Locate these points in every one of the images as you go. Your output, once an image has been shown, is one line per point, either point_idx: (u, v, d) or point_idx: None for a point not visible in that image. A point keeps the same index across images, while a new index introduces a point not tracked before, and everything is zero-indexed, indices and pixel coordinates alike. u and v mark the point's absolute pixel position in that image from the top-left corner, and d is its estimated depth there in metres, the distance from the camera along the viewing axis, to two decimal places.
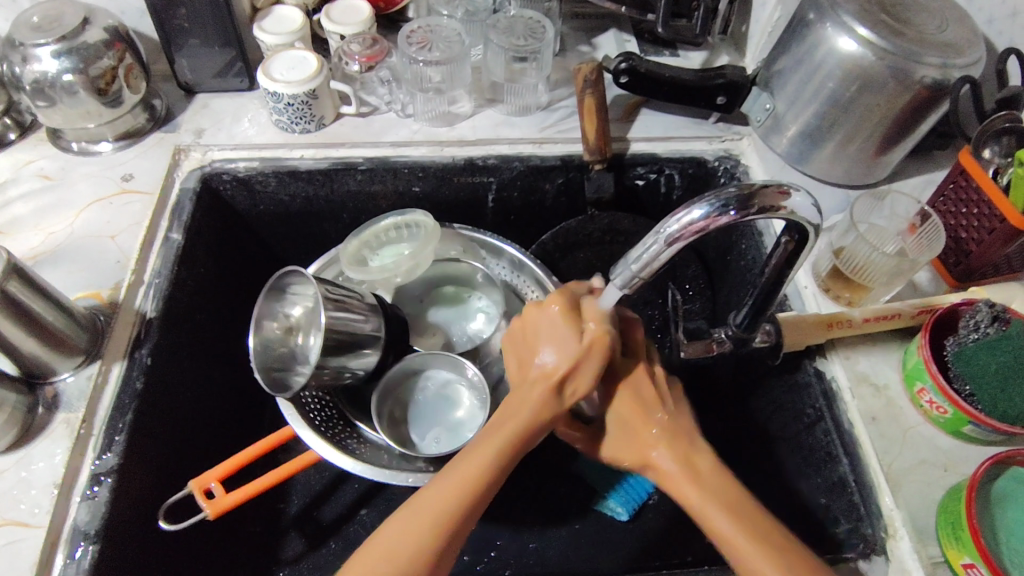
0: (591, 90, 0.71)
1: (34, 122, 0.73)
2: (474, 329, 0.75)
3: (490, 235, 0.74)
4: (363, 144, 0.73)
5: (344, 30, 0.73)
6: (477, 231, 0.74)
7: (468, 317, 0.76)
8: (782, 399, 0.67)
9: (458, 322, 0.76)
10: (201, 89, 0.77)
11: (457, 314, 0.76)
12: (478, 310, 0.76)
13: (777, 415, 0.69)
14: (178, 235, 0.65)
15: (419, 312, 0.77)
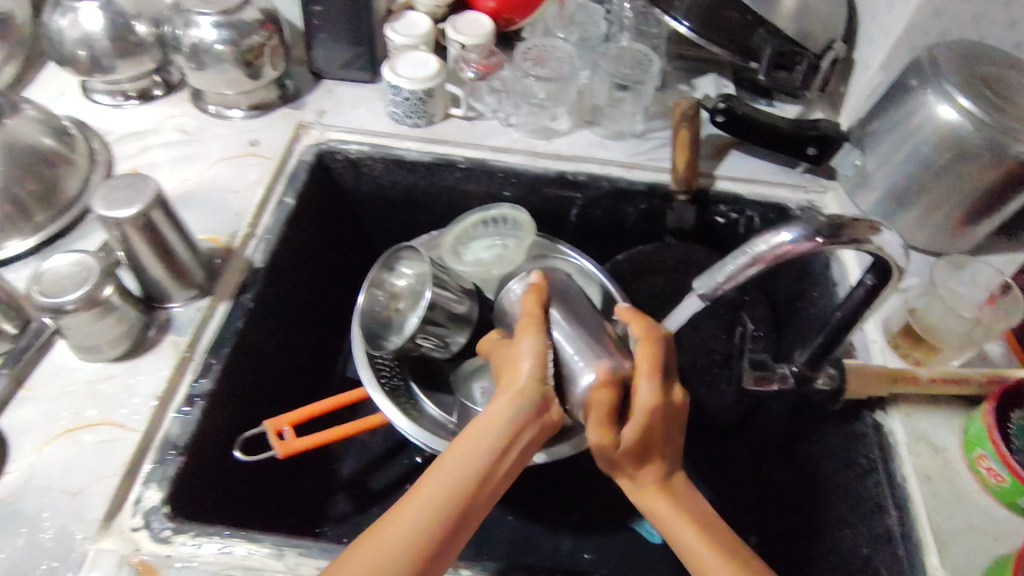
0: (687, 124, 0.75)
1: (180, 83, 0.82)
2: None
3: (567, 247, 0.77)
4: (465, 144, 0.79)
5: (466, 40, 0.79)
6: (554, 242, 0.77)
7: None
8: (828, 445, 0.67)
9: None
10: (328, 76, 0.84)
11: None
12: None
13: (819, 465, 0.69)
14: (291, 200, 0.72)
15: None
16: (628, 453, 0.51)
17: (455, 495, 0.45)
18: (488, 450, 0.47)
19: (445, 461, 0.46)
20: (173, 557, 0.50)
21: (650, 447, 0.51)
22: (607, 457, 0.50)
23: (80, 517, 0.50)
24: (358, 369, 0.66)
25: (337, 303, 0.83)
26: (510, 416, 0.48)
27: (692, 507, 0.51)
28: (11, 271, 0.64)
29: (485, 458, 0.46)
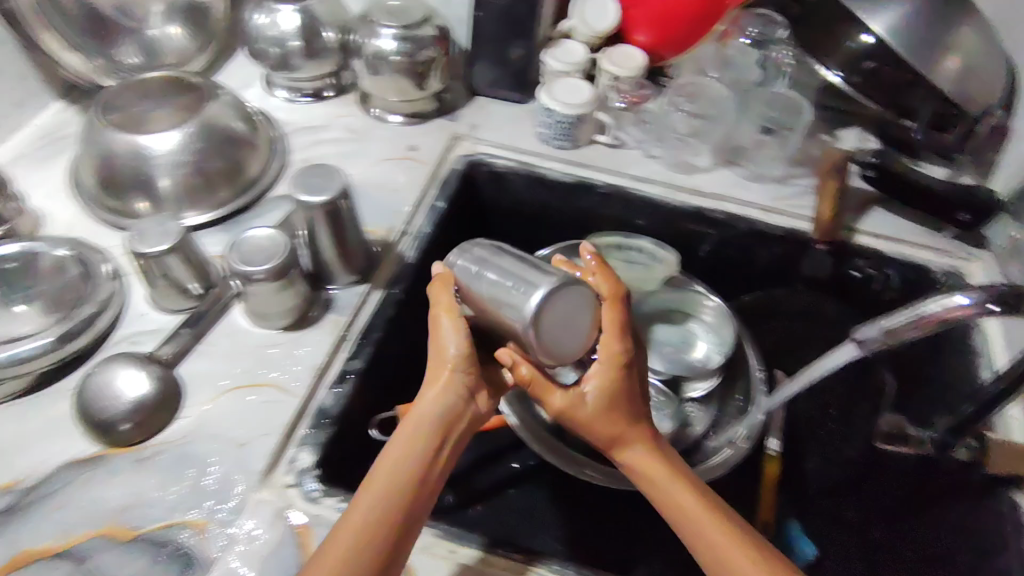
0: (838, 176, 0.74)
1: (349, 86, 0.89)
2: (698, 352, 0.77)
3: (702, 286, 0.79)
4: (607, 171, 0.82)
5: (619, 71, 0.81)
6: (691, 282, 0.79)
7: (689, 341, 0.78)
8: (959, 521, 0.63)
9: (682, 343, 0.79)
10: (482, 93, 0.89)
11: (679, 335, 0.79)
12: (700, 337, 0.78)
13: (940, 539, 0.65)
14: (442, 205, 0.77)
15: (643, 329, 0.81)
16: (598, 412, 0.51)
17: (395, 496, 0.46)
18: (423, 451, 0.48)
19: (382, 468, 0.47)
20: (320, 519, 0.53)
21: (620, 407, 0.52)
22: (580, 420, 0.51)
23: (243, 467, 0.55)
24: None
25: None
26: (438, 410, 0.50)
27: (671, 462, 0.52)
28: (205, 238, 0.72)
29: (416, 456, 0.48)
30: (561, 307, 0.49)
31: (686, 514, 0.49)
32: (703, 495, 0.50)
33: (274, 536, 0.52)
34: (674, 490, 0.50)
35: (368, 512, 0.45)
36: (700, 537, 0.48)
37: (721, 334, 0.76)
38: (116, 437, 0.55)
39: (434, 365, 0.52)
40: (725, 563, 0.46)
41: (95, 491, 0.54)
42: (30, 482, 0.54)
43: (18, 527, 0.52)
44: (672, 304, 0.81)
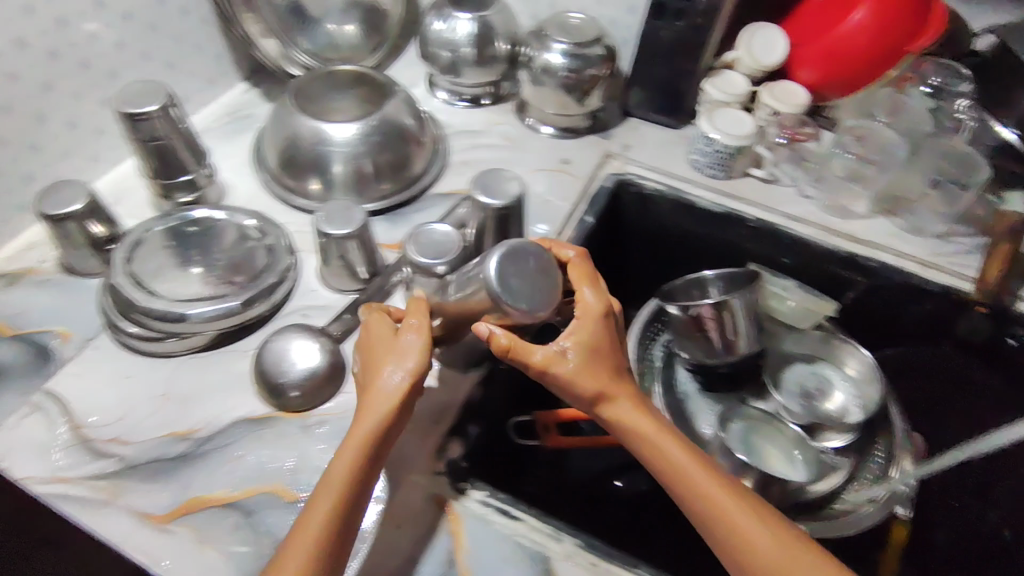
0: (1011, 240, 0.72)
1: (507, 95, 0.92)
2: (835, 402, 0.76)
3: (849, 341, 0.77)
4: (758, 205, 0.81)
5: (781, 107, 0.81)
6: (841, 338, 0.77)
7: (826, 389, 0.77)
8: None
9: (817, 390, 0.77)
10: (636, 115, 0.91)
11: (812, 377, 0.78)
12: (836, 385, 0.77)
13: None
14: (591, 220, 0.78)
15: (777, 370, 0.79)
16: (583, 362, 0.53)
17: (327, 520, 0.46)
18: (373, 450, 0.50)
19: (318, 493, 0.47)
20: (470, 510, 0.56)
21: (607, 362, 0.54)
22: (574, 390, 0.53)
23: (400, 449, 0.58)
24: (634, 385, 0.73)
25: None
26: (374, 423, 0.50)
27: (663, 424, 0.54)
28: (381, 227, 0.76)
29: (348, 475, 0.48)
30: (524, 268, 0.50)
31: (695, 485, 0.50)
32: (710, 466, 0.52)
33: (428, 519, 0.55)
34: (678, 457, 0.52)
35: (325, 507, 0.46)
36: (716, 509, 0.49)
37: (862, 393, 0.75)
38: (286, 402, 0.59)
39: (378, 360, 0.53)
40: (736, 528, 0.48)
41: (264, 449, 0.57)
42: (208, 432, 0.58)
43: (196, 472, 0.56)
44: (813, 356, 0.79)
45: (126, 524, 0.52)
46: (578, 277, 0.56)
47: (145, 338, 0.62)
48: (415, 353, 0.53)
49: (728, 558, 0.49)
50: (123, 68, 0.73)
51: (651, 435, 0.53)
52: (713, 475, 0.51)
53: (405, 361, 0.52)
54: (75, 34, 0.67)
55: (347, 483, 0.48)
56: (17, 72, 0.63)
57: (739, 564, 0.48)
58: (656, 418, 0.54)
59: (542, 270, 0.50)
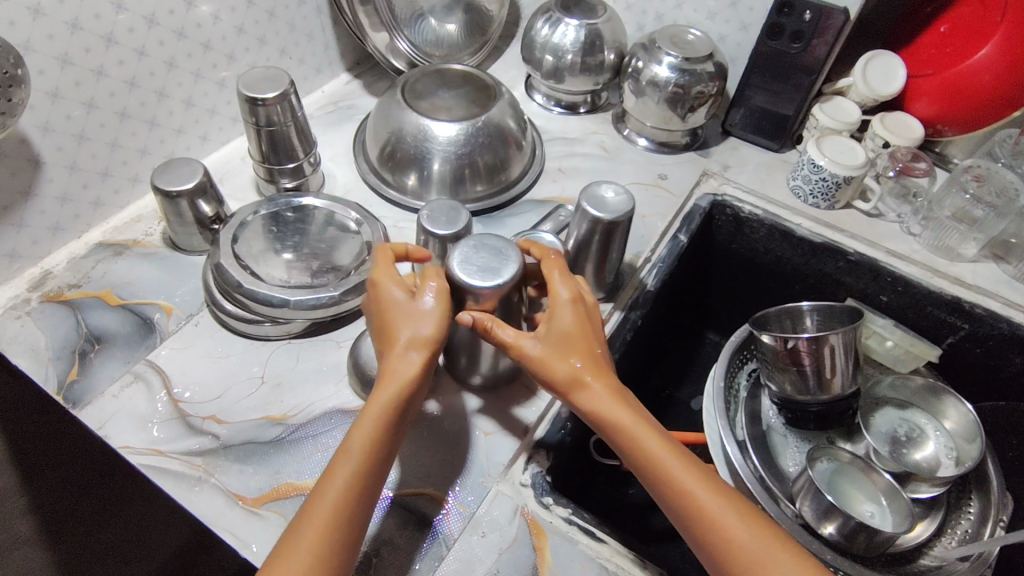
0: None
1: (603, 106, 0.91)
2: (928, 455, 0.72)
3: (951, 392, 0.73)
4: (862, 239, 0.78)
5: (894, 138, 0.79)
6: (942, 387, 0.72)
7: (919, 440, 0.73)
8: None
9: (909, 440, 0.73)
10: (735, 135, 0.89)
11: (903, 424, 0.74)
12: (929, 435, 0.73)
13: None
14: (684, 239, 0.77)
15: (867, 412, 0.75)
16: (551, 350, 0.50)
17: (342, 496, 0.43)
18: (386, 429, 0.45)
19: (334, 468, 0.44)
20: (553, 526, 0.53)
21: (583, 348, 0.50)
22: (555, 378, 0.49)
23: (490, 455, 0.57)
24: (718, 415, 0.70)
25: (665, 342, 0.87)
26: (393, 393, 0.46)
27: (637, 407, 0.49)
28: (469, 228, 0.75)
29: (365, 449, 0.44)
30: (482, 260, 0.52)
31: (677, 482, 0.45)
32: (695, 462, 0.47)
33: (511, 530, 0.52)
34: (657, 447, 0.47)
35: (334, 494, 0.43)
36: (702, 511, 0.44)
37: (958, 447, 0.71)
38: None
39: (392, 330, 0.49)
40: (719, 530, 0.44)
41: None
42: (301, 419, 0.58)
43: (288, 457, 0.55)
44: (905, 399, 0.75)
45: (218, 504, 0.52)
46: (549, 266, 0.54)
47: (246, 319, 0.62)
48: (424, 322, 0.48)
49: (709, 561, 0.45)
50: (240, 52, 0.75)
51: (628, 421, 0.48)
52: (696, 471, 0.46)
53: (421, 331, 0.48)
54: (202, 15, 0.68)
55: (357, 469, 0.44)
56: (145, 48, 0.65)
57: (721, 567, 0.44)
58: (630, 402, 0.49)
59: (501, 253, 0.53)
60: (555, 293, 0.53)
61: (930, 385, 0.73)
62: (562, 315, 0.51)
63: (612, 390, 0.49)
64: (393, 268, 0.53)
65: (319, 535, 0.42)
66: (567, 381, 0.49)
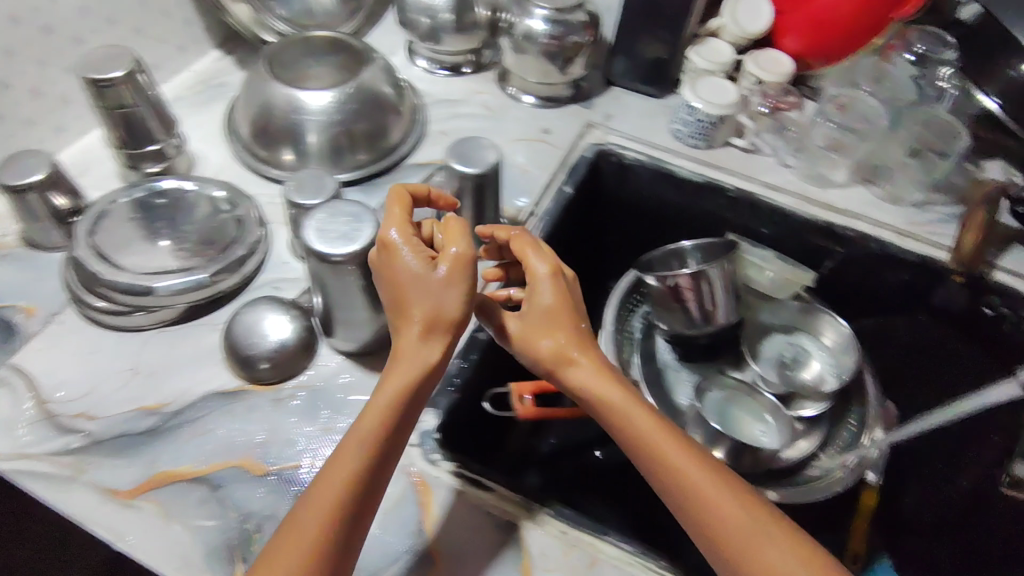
0: (987, 207, 0.69)
1: (485, 63, 0.90)
2: (811, 372, 0.76)
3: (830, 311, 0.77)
4: (740, 175, 0.80)
5: (765, 75, 0.80)
6: (820, 308, 0.76)
7: (803, 358, 0.77)
8: None
9: (795, 360, 0.77)
10: (616, 84, 0.89)
11: (790, 347, 0.78)
12: (814, 354, 0.77)
13: None
14: (570, 190, 0.77)
15: (756, 339, 0.80)
16: (535, 331, 0.51)
17: (352, 481, 0.43)
18: (393, 417, 0.45)
19: (341, 457, 0.44)
20: (439, 481, 0.54)
21: (564, 327, 0.51)
22: (545, 359, 0.50)
23: None
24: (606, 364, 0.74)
25: None
26: (404, 382, 0.46)
27: (624, 385, 0.50)
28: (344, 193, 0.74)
29: (378, 434, 0.45)
30: (337, 226, 0.53)
31: (665, 458, 0.47)
32: (681, 438, 0.48)
33: (396, 490, 0.54)
34: (645, 427, 0.48)
35: (340, 485, 0.43)
36: (689, 487, 0.46)
37: (838, 360, 0.75)
38: (255, 374, 0.57)
39: (403, 313, 0.48)
40: (704, 503, 0.45)
41: (234, 424, 0.56)
42: (175, 407, 0.56)
43: (163, 447, 0.54)
44: (790, 321, 0.79)
45: (90, 500, 0.51)
46: (524, 245, 0.54)
47: (112, 311, 0.60)
48: (444, 300, 0.47)
49: (699, 538, 0.46)
50: (87, 34, 0.71)
51: (615, 399, 0.49)
52: (685, 449, 0.47)
53: (443, 312, 0.47)
54: None
55: (364, 459, 0.44)
56: None
57: (710, 541, 0.45)
58: (617, 380, 0.50)
59: (358, 219, 0.53)
60: (532, 269, 0.53)
61: (810, 306, 0.78)
62: (540, 291, 0.51)
63: (597, 369, 0.50)
64: (404, 222, 0.50)
65: (323, 528, 0.42)
66: (553, 360, 0.50)
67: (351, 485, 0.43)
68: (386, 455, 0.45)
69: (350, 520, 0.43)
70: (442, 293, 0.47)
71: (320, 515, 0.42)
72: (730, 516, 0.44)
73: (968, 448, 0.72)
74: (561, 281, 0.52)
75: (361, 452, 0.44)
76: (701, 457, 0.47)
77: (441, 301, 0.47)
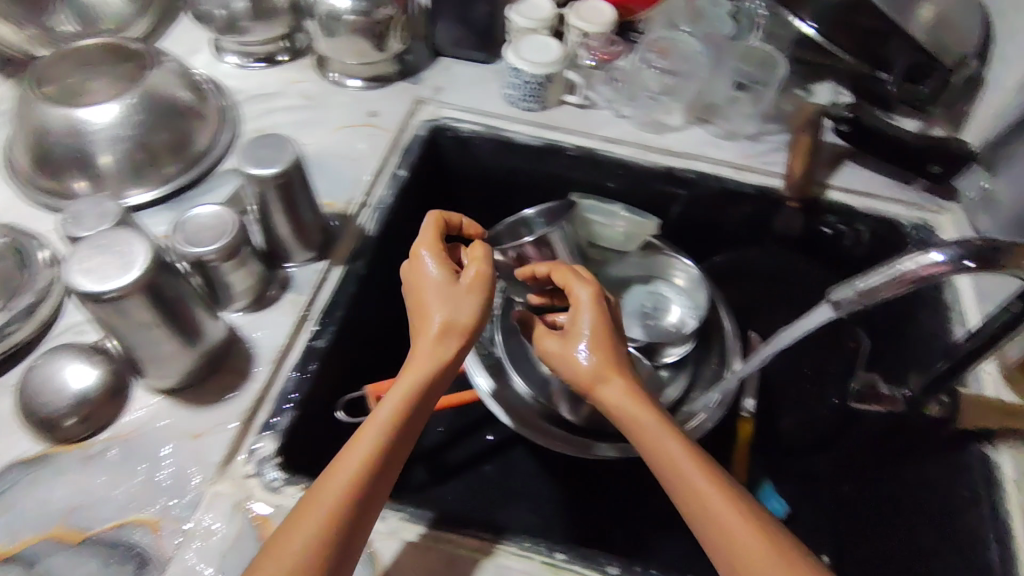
0: (811, 131, 0.71)
1: (302, 49, 0.85)
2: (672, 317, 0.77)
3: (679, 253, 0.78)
4: (577, 132, 0.79)
5: (588, 27, 0.78)
6: (669, 252, 0.78)
7: (662, 305, 0.78)
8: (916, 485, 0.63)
9: (656, 308, 0.78)
10: (444, 54, 0.86)
11: (650, 296, 0.79)
12: (671, 299, 0.78)
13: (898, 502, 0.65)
14: (405, 173, 0.74)
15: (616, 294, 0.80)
16: (567, 347, 0.55)
17: (362, 466, 0.45)
18: (405, 408, 0.49)
19: (356, 441, 0.46)
20: (282, 509, 0.51)
21: (600, 348, 0.54)
22: (574, 371, 0.54)
23: (200, 458, 0.53)
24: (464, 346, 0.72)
25: None
26: (420, 377, 0.50)
27: (654, 404, 0.52)
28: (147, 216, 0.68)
29: (394, 420, 0.48)
30: (100, 264, 0.48)
31: (677, 464, 0.47)
32: (699, 453, 0.48)
33: (233, 527, 0.50)
34: (669, 442, 0.49)
35: (351, 467, 0.45)
36: (695, 491, 0.46)
37: (695, 299, 0.76)
38: (61, 433, 0.53)
39: (420, 320, 0.54)
40: (703, 503, 0.45)
41: (43, 491, 0.51)
42: None
43: None
44: (646, 271, 0.80)
45: None
46: (567, 274, 0.60)
47: None
48: (459, 308, 0.53)
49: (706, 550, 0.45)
50: None
51: (643, 415, 0.50)
52: (699, 461, 0.47)
53: (453, 316, 0.53)
54: None
55: (377, 446, 0.46)
56: None
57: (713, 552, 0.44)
58: (649, 403, 0.52)
59: (125, 256, 0.48)
60: (576, 297, 0.58)
61: (659, 253, 0.79)
62: (580, 317, 0.56)
63: (627, 388, 0.52)
64: (434, 240, 0.59)
65: (329, 512, 0.43)
66: (582, 376, 0.53)
67: (360, 470, 0.45)
68: (396, 444, 0.47)
69: (352, 511, 0.44)
70: (457, 300, 0.53)
71: (329, 497, 0.43)
72: (725, 521, 0.44)
73: (829, 364, 0.77)
74: (600, 310, 0.56)
75: (371, 441, 0.46)
76: (720, 474, 0.47)
77: (455, 306, 0.53)
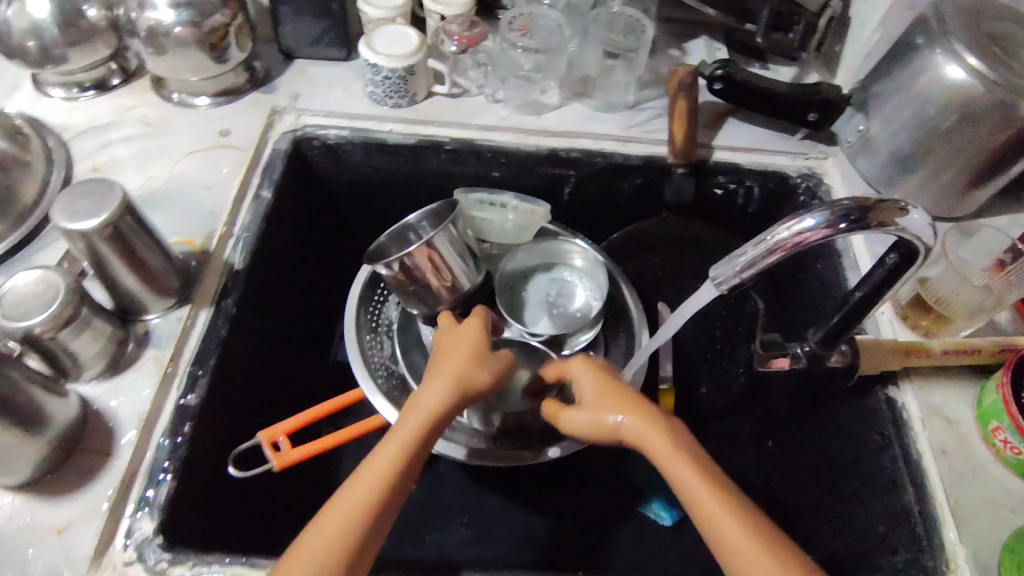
0: (685, 93, 0.70)
1: (138, 70, 0.76)
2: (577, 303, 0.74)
3: (575, 237, 0.75)
4: (451, 124, 0.74)
5: (445, 10, 0.74)
6: (565, 237, 0.75)
7: (566, 292, 0.75)
8: (837, 435, 0.62)
9: (560, 296, 0.75)
10: (299, 56, 0.79)
11: (552, 284, 0.76)
12: (575, 285, 0.75)
13: (823, 454, 0.64)
14: (267, 194, 0.67)
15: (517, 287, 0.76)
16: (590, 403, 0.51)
17: (366, 508, 0.42)
18: (411, 446, 0.46)
19: (360, 476, 0.44)
20: None
21: (619, 399, 0.50)
22: (592, 419, 0.50)
23: (66, 556, 0.47)
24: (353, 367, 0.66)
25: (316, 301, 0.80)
26: (426, 415, 0.48)
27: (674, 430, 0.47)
28: None
29: (404, 451, 0.46)
30: None
31: (692, 491, 0.43)
32: (717, 479, 0.44)
33: None
34: (683, 470, 0.44)
35: (350, 506, 0.42)
36: (710, 518, 0.42)
37: (597, 282, 0.73)
38: None
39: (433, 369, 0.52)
40: (714, 530, 0.41)
41: None
42: None
43: None
44: (546, 259, 0.76)
45: None
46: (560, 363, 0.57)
47: None
48: (476, 366, 0.52)
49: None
50: None
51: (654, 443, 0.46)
52: (712, 483, 0.43)
53: (469, 375, 0.51)
54: None
55: (381, 484, 0.44)
56: None
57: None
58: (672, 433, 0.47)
59: None
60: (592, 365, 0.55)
61: (555, 239, 0.76)
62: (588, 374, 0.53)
63: (648, 419, 0.48)
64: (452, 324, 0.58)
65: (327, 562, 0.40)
66: (598, 425, 0.50)
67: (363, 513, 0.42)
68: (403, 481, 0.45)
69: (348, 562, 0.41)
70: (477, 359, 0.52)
71: (328, 539, 0.41)
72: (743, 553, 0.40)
73: (738, 324, 0.76)
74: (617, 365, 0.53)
75: (377, 478, 0.44)
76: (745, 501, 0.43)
77: (476, 365, 0.52)
